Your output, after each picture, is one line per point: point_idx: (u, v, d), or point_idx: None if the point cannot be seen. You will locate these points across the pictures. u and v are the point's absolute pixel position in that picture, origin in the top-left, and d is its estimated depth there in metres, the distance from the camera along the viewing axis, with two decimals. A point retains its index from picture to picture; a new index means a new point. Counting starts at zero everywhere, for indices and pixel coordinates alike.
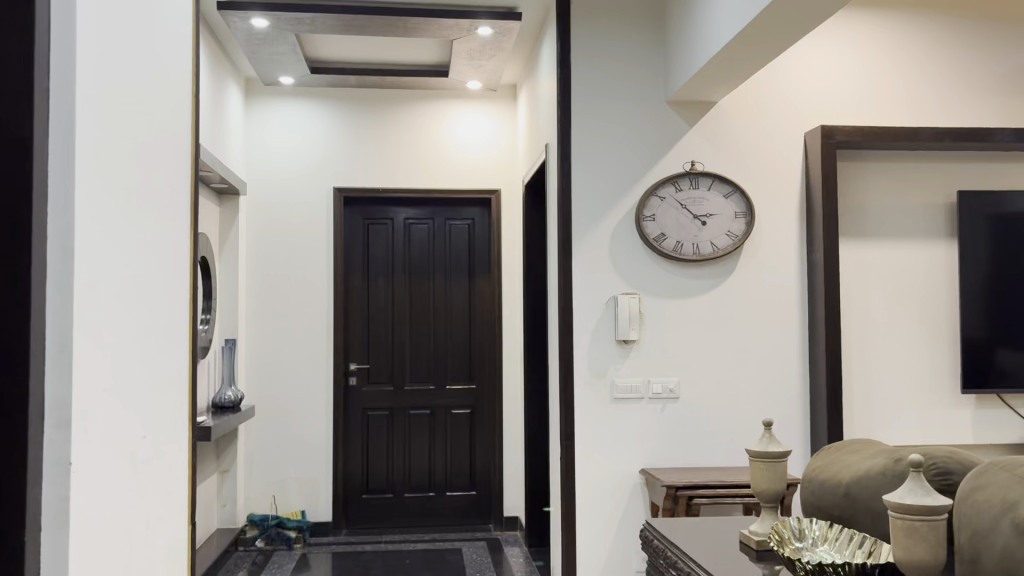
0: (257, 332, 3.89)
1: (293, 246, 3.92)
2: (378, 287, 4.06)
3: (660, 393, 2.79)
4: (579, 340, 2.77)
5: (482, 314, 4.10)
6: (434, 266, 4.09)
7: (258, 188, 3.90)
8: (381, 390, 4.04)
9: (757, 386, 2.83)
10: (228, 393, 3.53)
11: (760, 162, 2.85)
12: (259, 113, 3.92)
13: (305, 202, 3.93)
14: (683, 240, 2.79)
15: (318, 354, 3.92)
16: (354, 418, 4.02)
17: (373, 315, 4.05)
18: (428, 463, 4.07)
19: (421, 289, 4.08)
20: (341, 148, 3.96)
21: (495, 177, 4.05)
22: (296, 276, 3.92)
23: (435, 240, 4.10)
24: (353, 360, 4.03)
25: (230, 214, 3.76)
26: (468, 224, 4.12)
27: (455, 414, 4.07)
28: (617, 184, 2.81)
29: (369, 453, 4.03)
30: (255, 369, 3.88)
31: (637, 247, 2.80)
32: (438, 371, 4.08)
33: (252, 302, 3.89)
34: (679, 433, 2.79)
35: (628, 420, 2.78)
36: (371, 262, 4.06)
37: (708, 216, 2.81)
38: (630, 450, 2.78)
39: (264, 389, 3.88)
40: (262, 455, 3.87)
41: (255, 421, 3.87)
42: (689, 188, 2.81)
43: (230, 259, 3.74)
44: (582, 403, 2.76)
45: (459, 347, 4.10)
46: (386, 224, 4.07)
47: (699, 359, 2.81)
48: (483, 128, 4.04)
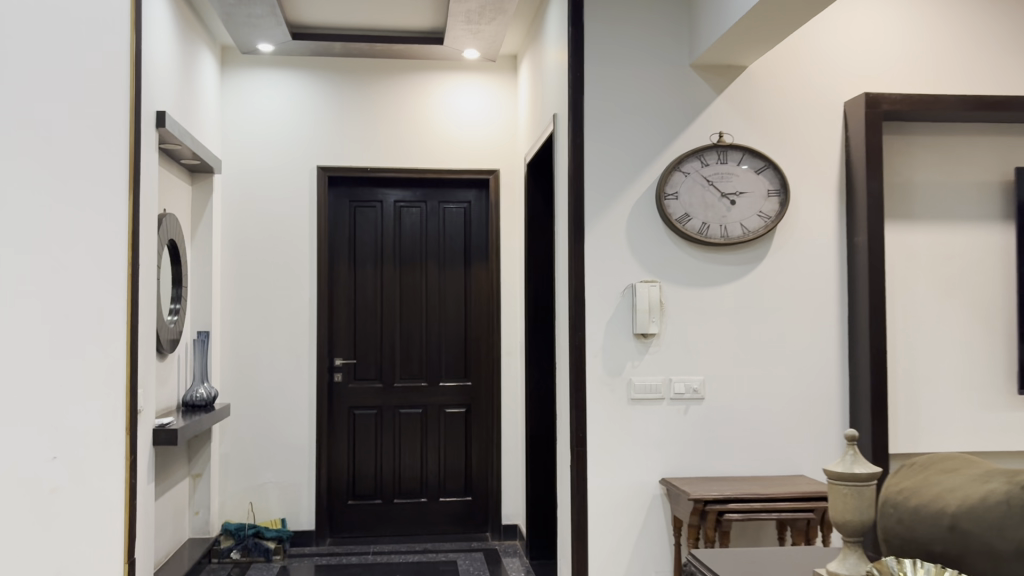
0: (233, 324, 3.56)
1: (272, 231, 3.59)
2: (366, 275, 3.73)
3: (683, 393, 2.48)
4: (593, 333, 2.46)
5: (478, 305, 3.79)
6: (426, 252, 3.77)
7: (235, 166, 3.57)
8: (369, 387, 3.72)
9: (791, 385, 2.52)
10: (200, 391, 3.20)
11: (794, 135, 2.55)
12: (236, 84, 3.58)
13: (287, 182, 3.60)
14: (709, 221, 2.48)
15: (300, 348, 3.60)
16: (339, 418, 3.70)
17: (359, 304, 3.73)
18: (420, 465, 3.75)
19: (413, 278, 3.76)
20: (326, 123, 3.63)
21: (493, 155, 3.72)
22: (275, 263, 3.59)
23: (428, 225, 3.78)
24: (338, 354, 3.72)
25: (203, 193, 3.42)
26: (464, 208, 3.80)
27: (449, 413, 3.77)
28: (637, 156, 2.49)
29: (355, 456, 3.71)
30: (231, 365, 3.55)
31: (657, 229, 2.49)
32: (431, 367, 3.77)
33: (228, 290, 3.56)
34: (704, 437, 2.49)
35: (646, 423, 2.47)
36: (359, 249, 3.73)
37: (737, 194, 2.49)
38: (649, 456, 2.47)
39: (242, 386, 3.55)
40: (239, 458, 3.54)
41: (232, 421, 3.54)
42: (717, 163, 2.49)
43: (204, 244, 3.41)
44: (596, 404, 2.46)
45: (455, 340, 3.79)
46: (374, 208, 3.75)
47: (726, 355, 2.51)
48: (482, 102, 3.71)
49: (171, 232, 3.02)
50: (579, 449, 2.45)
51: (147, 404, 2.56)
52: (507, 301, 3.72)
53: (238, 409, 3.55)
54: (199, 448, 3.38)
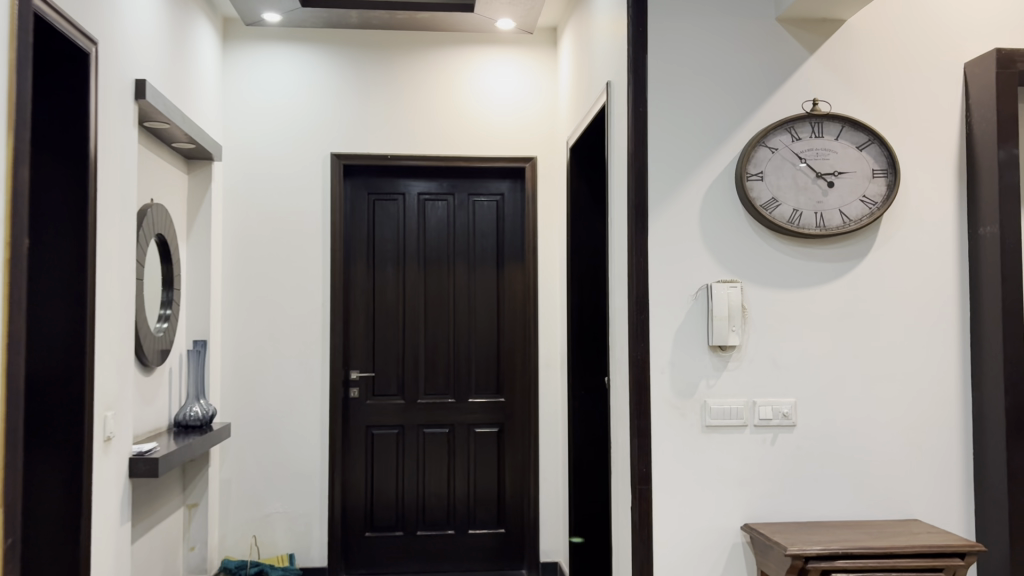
0: (235, 333, 3.14)
1: (278, 229, 3.17)
2: (386, 278, 3.31)
3: (770, 419, 2.02)
4: (658, 345, 2.01)
5: (511, 311, 3.35)
6: (453, 252, 3.34)
7: (238, 154, 3.15)
8: (389, 404, 3.29)
9: (902, 410, 2.05)
10: (194, 409, 2.80)
11: (906, 102, 2.08)
12: (239, 62, 3.17)
13: (298, 171, 3.19)
14: (801, 207, 2.02)
15: (311, 361, 3.17)
16: (356, 439, 3.28)
17: (379, 311, 3.30)
18: (447, 490, 3.32)
19: (438, 281, 3.33)
20: (341, 104, 3.21)
21: (529, 141, 3.28)
22: (282, 264, 3.17)
23: (455, 221, 3.35)
24: (354, 367, 3.29)
25: (200, 184, 3.01)
26: (496, 202, 3.37)
27: (479, 433, 3.33)
28: (712, 127, 2.04)
29: (374, 480, 3.29)
30: (233, 379, 3.13)
31: (737, 217, 2.04)
32: (458, 380, 3.33)
33: (230, 295, 3.14)
34: (796, 472, 2.03)
35: (724, 455, 2.01)
36: (377, 248, 3.31)
37: (836, 174, 2.03)
38: (728, 497, 2.02)
39: (245, 403, 3.13)
40: (242, 485, 3.12)
41: (233, 443, 3.12)
42: (811, 137, 2.03)
43: (202, 241, 3.00)
44: (663, 432, 2.00)
45: (486, 351, 3.35)
46: (396, 201, 3.33)
47: (822, 373, 2.04)
48: (517, 81, 3.27)
49: (160, 226, 2.60)
50: (643, 489, 1.99)
51: (120, 429, 2.13)
52: (545, 306, 3.27)
53: (240, 429, 3.13)
54: (196, 474, 2.96)
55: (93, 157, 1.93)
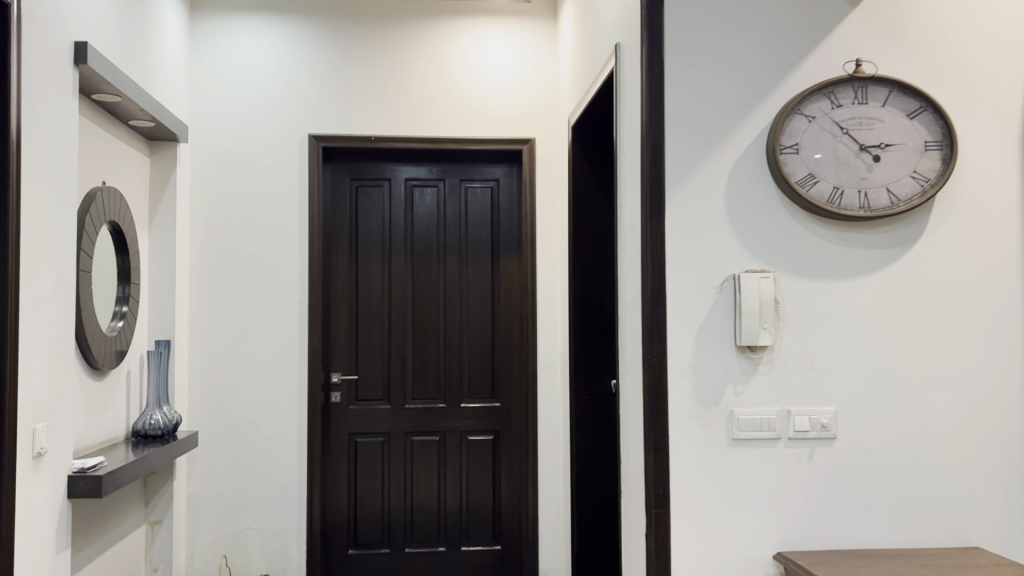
0: (204, 333, 2.85)
1: (250, 220, 2.88)
2: (370, 272, 3.03)
3: (807, 431, 1.74)
4: (677, 345, 1.73)
5: (507, 308, 3.07)
6: (444, 244, 3.07)
7: (205, 136, 2.86)
8: (374, 410, 3.01)
9: (959, 421, 1.77)
10: (155, 417, 2.52)
11: (962, 66, 1.80)
12: (206, 35, 2.87)
13: (273, 154, 2.89)
14: (842, 184, 1.74)
15: (288, 364, 2.89)
16: (336, 448, 3.00)
17: (362, 309, 3.03)
18: (437, 504, 3.05)
19: (427, 275, 3.06)
20: (320, 81, 2.92)
21: (527, 122, 3.00)
22: (253, 258, 2.88)
23: (445, 209, 3.08)
24: (335, 369, 3.01)
25: (164, 166, 2.72)
26: (490, 188, 3.10)
27: (472, 441, 3.06)
28: (739, 91, 1.76)
29: (357, 493, 3.01)
30: (201, 382, 2.84)
31: (767, 197, 1.76)
32: (449, 383, 3.06)
33: (198, 290, 2.86)
34: (837, 492, 1.75)
35: (754, 473, 1.74)
36: (361, 239, 3.04)
37: (883, 147, 1.75)
38: (759, 520, 1.74)
39: (215, 411, 2.84)
40: (212, 500, 2.84)
41: (202, 453, 2.84)
42: (854, 103, 1.75)
43: (165, 231, 2.71)
44: (682, 445, 1.73)
45: (479, 352, 3.08)
46: (381, 187, 3.05)
47: (867, 377, 1.76)
48: (514, 56, 2.99)
49: (113, 211, 2.31)
50: (660, 512, 1.71)
51: (56, 442, 1.85)
52: (544, 303, 2.98)
53: (209, 439, 2.84)
54: (158, 488, 2.66)
55: (16, 126, 1.64)
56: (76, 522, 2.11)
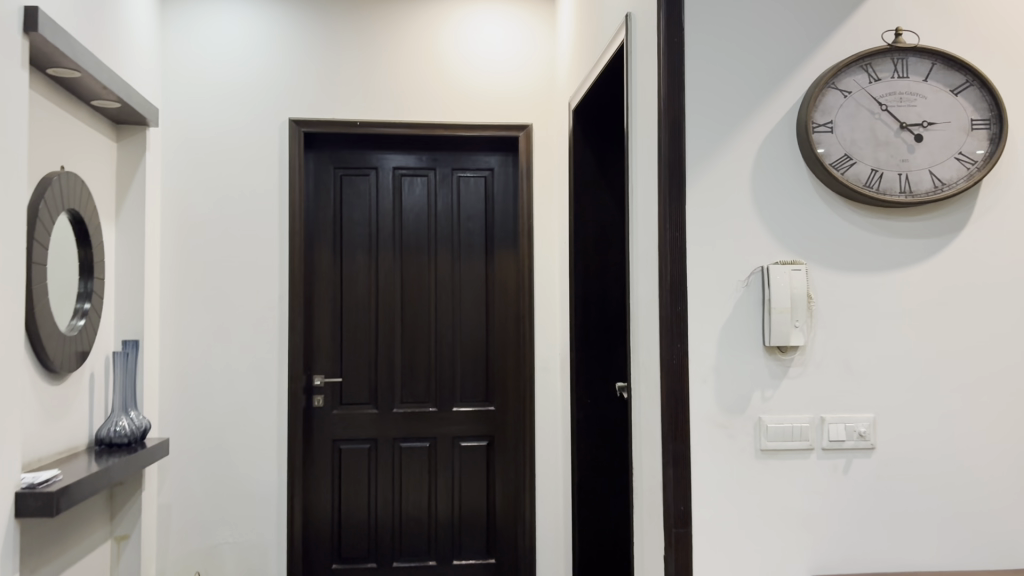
0: (176, 333, 2.65)
1: (225, 211, 2.68)
2: (356, 268, 2.84)
3: (843, 441, 1.56)
4: (699, 345, 1.55)
5: (502, 306, 2.89)
6: (434, 237, 2.88)
7: (178, 120, 2.65)
8: (360, 414, 2.82)
9: (1009, 428, 1.60)
10: (121, 424, 2.31)
11: (1010, 36, 1.63)
12: (177, 13, 2.66)
13: (250, 139, 2.69)
14: (881, 166, 1.56)
15: (267, 365, 2.69)
16: (320, 455, 2.80)
17: (347, 307, 2.83)
18: (427, 514, 2.86)
19: (416, 271, 2.87)
20: (302, 62, 2.72)
21: (523, 107, 2.81)
22: (229, 251, 2.68)
23: (436, 201, 2.89)
24: (318, 371, 2.81)
25: (132, 152, 2.51)
26: (484, 178, 2.91)
27: (465, 447, 2.88)
28: (766, 63, 1.58)
29: (342, 503, 2.82)
30: (173, 386, 2.64)
31: (798, 181, 1.58)
32: (440, 385, 2.87)
33: (170, 286, 2.65)
34: (876, 508, 1.58)
35: (785, 487, 1.56)
36: (346, 233, 2.84)
37: (925, 125, 1.56)
38: (789, 540, 1.56)
39: (188, 417, 2.64)
40: (185, 513, 2.64)
41: (173, 462, 2.63)
42: (893, 77, 1.56)
43: (133, 223, 2.51)
44: (705, 457, 1.55)
45: (472, 353, 2.89)
46: (367, 177, 2.86)
47: (909, 380, 1.59)
48: (508, 37, 2.80)
49: (72, 199, 2.11)
50: (681, 532, 1.53)
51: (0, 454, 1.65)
52: (541, 300, 2.80)
53: (182, 447, 2.64)
54: (126, 500, 2.46)
55: None
56: (26, 541, 1.91)
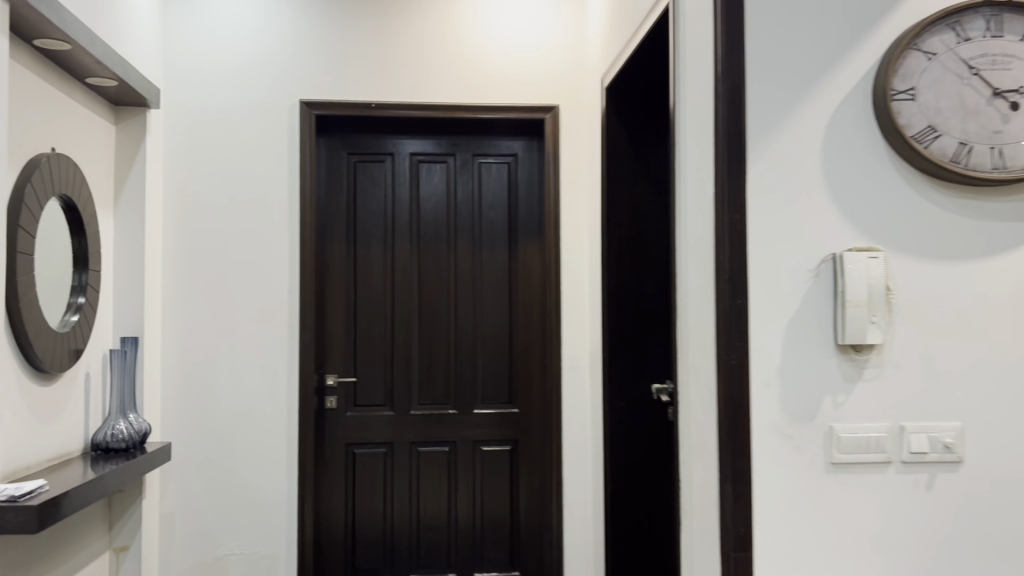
0: (180, 330, 2.48)
1: (231, 198, 2.51)
2: (370, 260, 2.67)
3: (926, 453, 1.36)
4: (761, 343, 1.36)
5: (525, 302, 2.70)
6: (454, 228, 2.70)
7: (181, 104, 2.48)
8: (375, 417, 2.65)
9: None
10: (119, 428, 2.14)
11: None
12: None
13: (258, 123, 2.52)
14: (971, 138, 1.36)
15: (275, 365, 2.51)
16: (332, 460, 2.63)
17: (361, 301, 2.66)
18: (447, 524, 2.68)
19: (435, 264, 2.69)
20: (313, 40, 2.55)
21: (550, 87, 2.62)
22: (235, 242, 2.51)
23: (456, 189, 2.71)
24: (330, 371, 2.64)
25: (131, 136, 2.34)
26: (507, 164, 2.73)
27: (487, 452, 2.69)
28: (837, 23, 1.39)
29: (355, 511, 2.64)
30: (176, 386, 2.47)
31: (873, 157, 1.39)
32: (461, 386, 2.69)
33: (173, 279, 2.48)
34: (965, 529, 1.38)
35: (858, 506, 1.37)
36: (360, 223, 2.67)
37: (1022, 92, 1.36)
38: (863, 566, 1.37)
39: (191, 419, 2.47)
40: (188, 522, 2.47)
41: (177, 467, 2.46)
42: (985, 36, 1.36)
43: (132, 211, 2.34)
44: (770, 472, 1.36)
45: (495, 350, 2.71)
46: (383, 163, 2.68)
47: (1001, 384, 1.39)
48: (534, 13, 2.61)
49: (64, 184, 1.94)
50: (741, 557, 1.34)
51: None
52: (569, 295, 2.61)
53: (185, 451, 2.47)
54: (125, 509, 2.29)
55: None
56: (10, 558, 1.74)
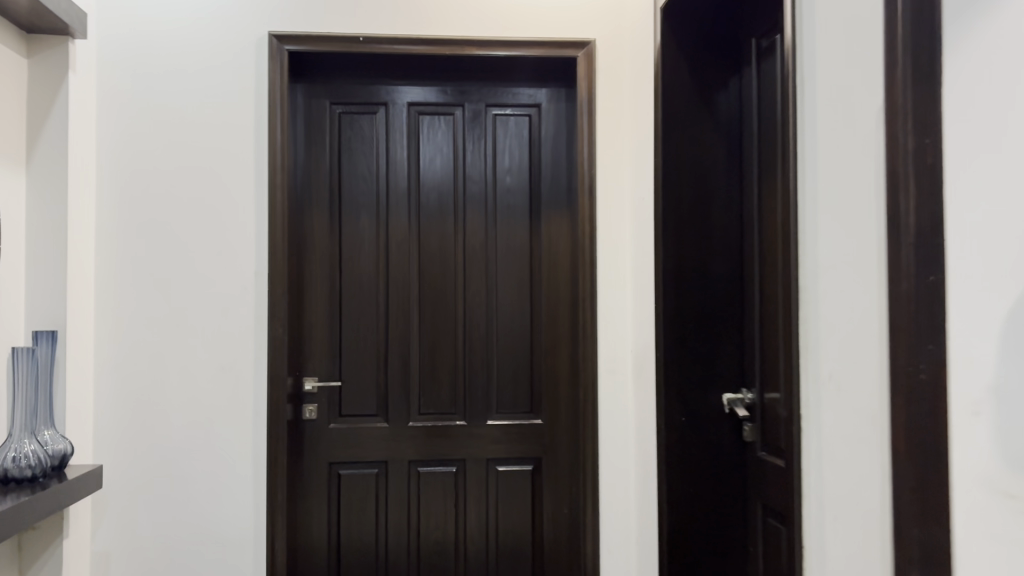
0: (118, 323, 1.97)
1: (182, 157, 1.99)
2: (359, 237, 2.15)
3: None
4: None
5: (550, 289, 2.19)
6: (463, 196, 2.18)
7: (120, 38, 1.97)
8: (365, 430, 2.14)
9: None
10: (23, 452, 1.62)
11: None
12: None
13: (217, 63, 2.00)
14: None
15: (238, 368, 1.99)
16: (311, 484, 2.12)
17: (347, 288, 2.14)
18: (455, 562, 2.17)
19: (439, 241, 2.17)
20: None
21: (583, 20, 2.10)
22: (187, 212, 1.99)
23: (465, 148, 2.19)
24: (310, 374, 2.13)
25: (48, 73, 1.83)
26: (528, 118, 2.21)
27: (503, 473, 2.18)
28: None
29: (342, 547, 2.13)
30: (114, 394, 1.96)
31: None
32: (471, 392, 2.17)
33: (110, 261, 1.97)
34: None
35: None
36: (347, 190, 2.15)
37: None
38: None
39: (133, 436, 1.96)
40: (130, 564, 1.96)
41: (114, 496, 1.95)
42: None
43: (51, 171, 1.83)
44: None
45: (513, 348, 2.19)
46: (375, 116, 2.17)
47: None
48: None
49: None
50: None
51: None
52: (607, 279, 2.09)
53: (124, 476, 1.96)
54: (40, 553, 1.78)
55: None
56: None
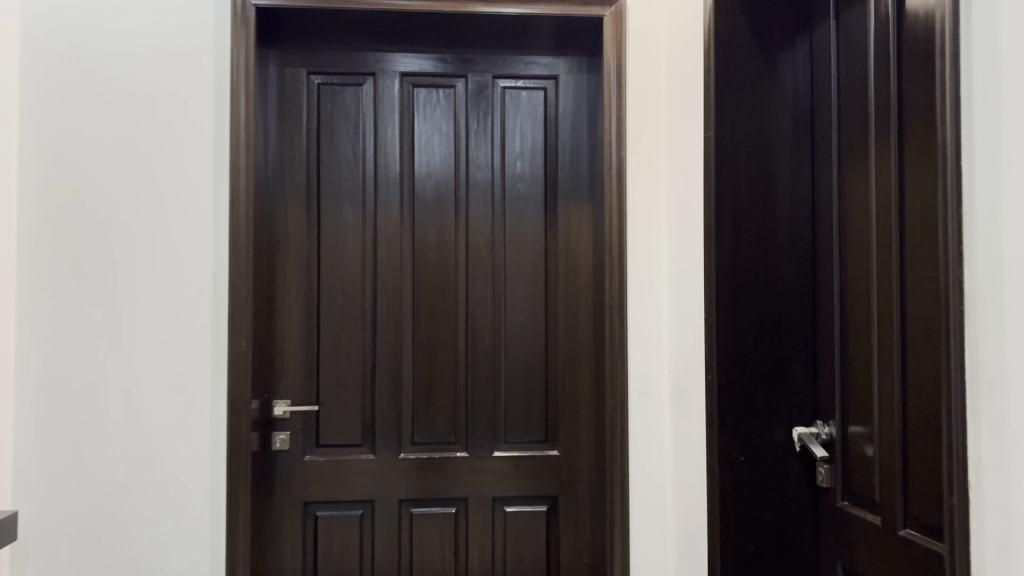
0: (44, 334, 1.62)
1: (126, 133, 1.64)
2: (342, 232, 1.81)
3: None
4: None
5: (568, 296, 1.84)
6: (466, 183, 1.84)
7: None
8: (348, 463, 1.79)
9: None
10: None
11: None
12: None
13: (170, 22, 1.66)
14: None
15: (192, 389, 1.65)
16: (283, 528, 1.77)
17: (328, 293, 1.80)
18: None
19: (437, 237, 1.83)
20: None
21: None
22: (130, 199, 1.64)
23: (468, 127, 1.84)
24: (282, 396, 1.78)
25: None
26: (543, 92, 1.87)
27: (512, 514, 1.83)
28: None
29: None
30: (37, 422, 1.61)
31: None
32: (475, 418, 1.83)
33: (35, 259, 1.62)
34: None
35: None
36: (327, 177, 1.80)
37: None
38: None
39: (61, 472, 1.61)
40: None
41: (36, 546, 1.60)
42: None
43: None
44: None
45: (525, 365, 1.84)
46: (362, 89, 1.83)
47: None
48: None
49: None
50: None
51: None
52: (638, 283, 1.74)
53: (49, 521, 1.60)
54: None
55: None
56: None
